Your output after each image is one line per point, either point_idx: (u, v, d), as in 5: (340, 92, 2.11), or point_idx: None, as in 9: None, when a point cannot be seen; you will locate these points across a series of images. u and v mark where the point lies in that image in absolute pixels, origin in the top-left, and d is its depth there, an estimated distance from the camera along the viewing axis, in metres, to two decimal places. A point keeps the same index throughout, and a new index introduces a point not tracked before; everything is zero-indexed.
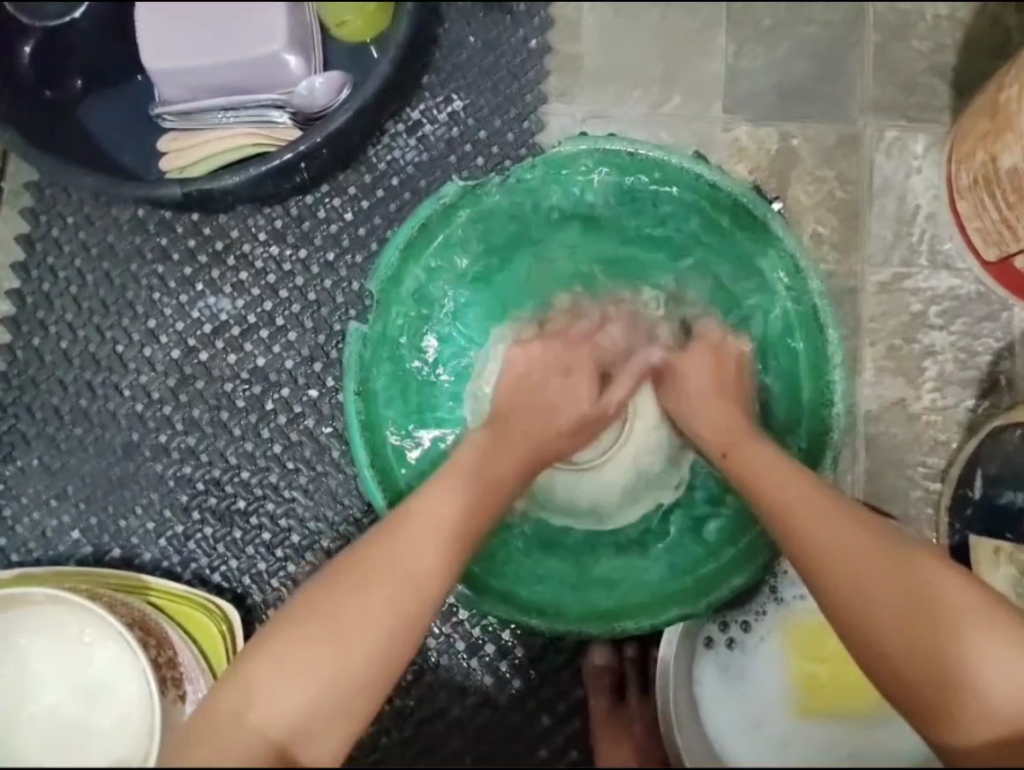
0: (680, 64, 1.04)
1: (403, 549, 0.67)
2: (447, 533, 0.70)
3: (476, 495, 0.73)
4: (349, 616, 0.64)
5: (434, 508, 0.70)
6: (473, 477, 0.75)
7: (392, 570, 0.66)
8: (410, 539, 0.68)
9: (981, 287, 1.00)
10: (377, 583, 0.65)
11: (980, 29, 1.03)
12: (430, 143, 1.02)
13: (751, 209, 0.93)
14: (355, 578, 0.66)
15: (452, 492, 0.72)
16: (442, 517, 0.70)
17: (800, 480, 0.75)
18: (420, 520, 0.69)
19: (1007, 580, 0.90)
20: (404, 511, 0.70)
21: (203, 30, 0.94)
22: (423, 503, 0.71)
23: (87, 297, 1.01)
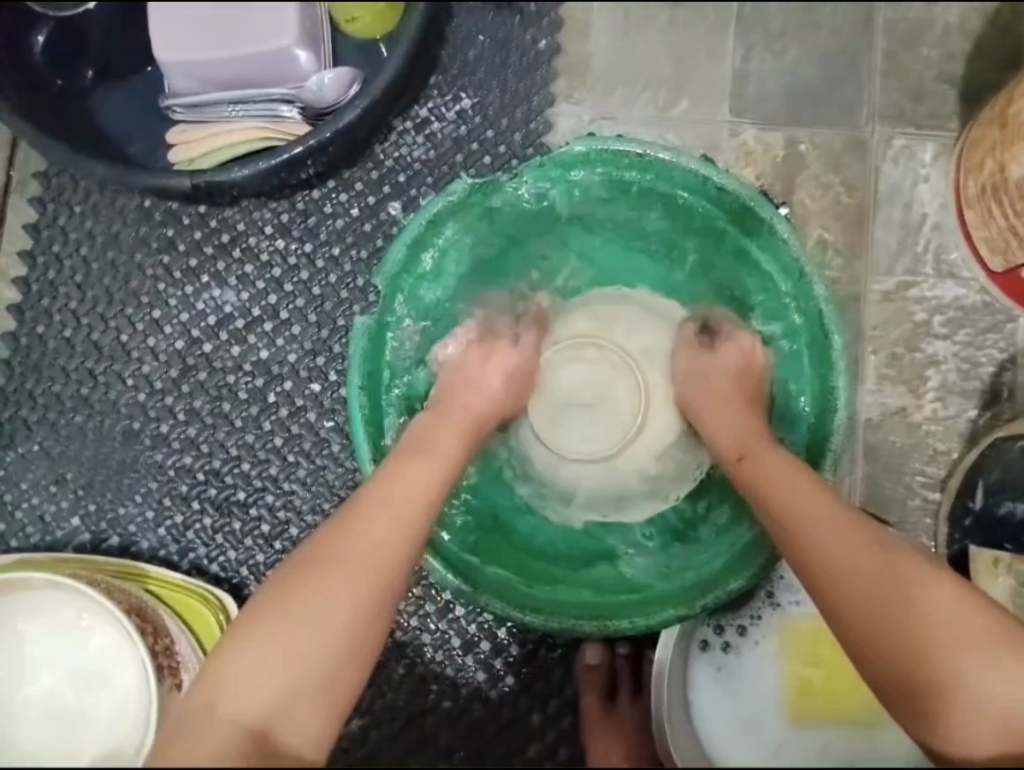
0: (689, 66, 1.04)
1: (373, 527, 0.69)
2: (414, 509, 0.71)
3: (441, 471, 0.75)
4: (327, 597, 0.65)
5: (400, 485, 0.73)
6: (437, 454, 0.77)
7: (362, 551, 0.68)
8: (377, 515, 0.70)
9: (985, 298, 1.00)
10: (352, 562, 0.67)
11: (991, 38, 1.03)
12: (437, 140, 1.02)
13: (758, 211, 0.92)
14: (329, 564, 0.67)
15: (418, 471, 0.74)
16: (407, 494, 0.72)
17: (801, 477, 0.76)
18: (383, 497, 0.71)
19: (1005, 590, 0.90)
20: (368, 490, 0.72)
21: (215, 22, 0.94)
22: (388, 480, 0.73)
23: (92, 285, 1.02)
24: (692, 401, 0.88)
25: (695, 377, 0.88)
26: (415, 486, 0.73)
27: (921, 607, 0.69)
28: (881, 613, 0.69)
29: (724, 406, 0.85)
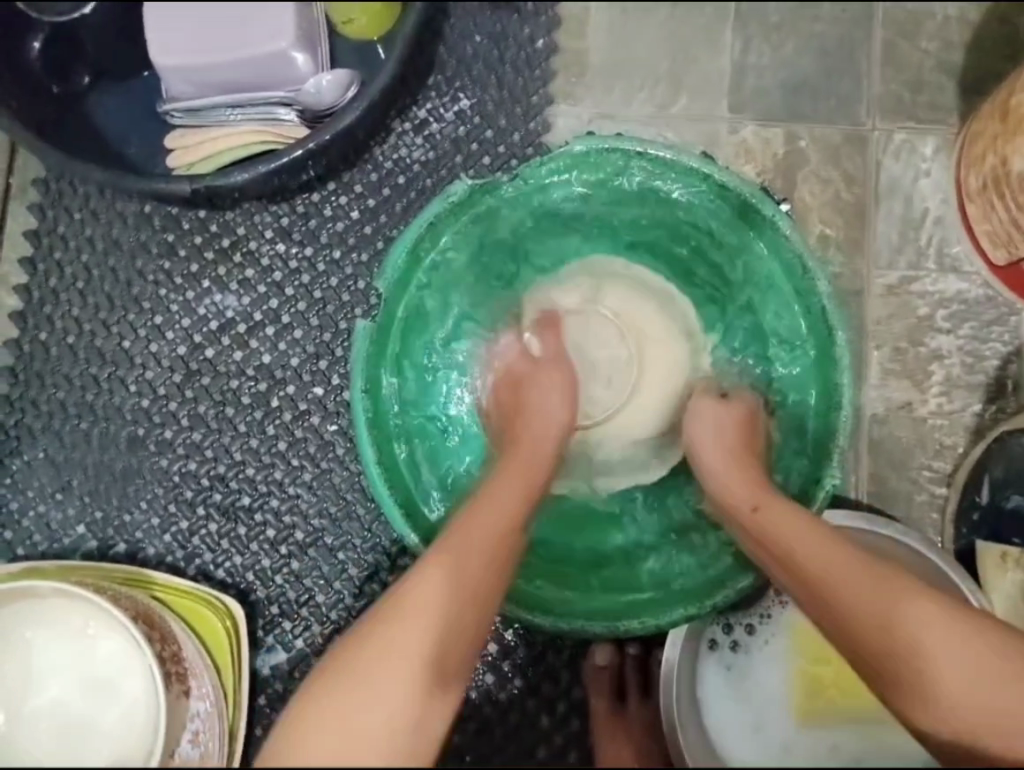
0: (688, 63, 1.03)
1: (447, 587, 0.66)
2: (483, 568, 0.69)
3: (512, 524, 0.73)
4: (405, 657, 0.62)
5: (470, 541, 0.70)
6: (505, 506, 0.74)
7: (438, 611, 0.65)
8: (450, 574, 0.67)
9: (989, 291, 0.99)
10: (430, 622, 0.64)
11: (990, 29, 1.03)
12: (436, 141, 1.02)
13: (759, 208, 0.92)
14: (403, 624, 0.64)
15: (485, 524, 0.71)
16: (479, 552, 0.69)
17: (817, 534, 0.73)
18: (454, 553, 0.68)
19: (1012, 587, 0.91)
20: (440, 548, 0.69)
21: (210, 24, 0.93)
22: (456, 535, 0.70)
23: (94, 291, 1.02)
24: (697, 441, 0.84)
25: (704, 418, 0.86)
26: (484, 541, 0.70)
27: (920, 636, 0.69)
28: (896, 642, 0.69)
29: (740, 463, 0.81)
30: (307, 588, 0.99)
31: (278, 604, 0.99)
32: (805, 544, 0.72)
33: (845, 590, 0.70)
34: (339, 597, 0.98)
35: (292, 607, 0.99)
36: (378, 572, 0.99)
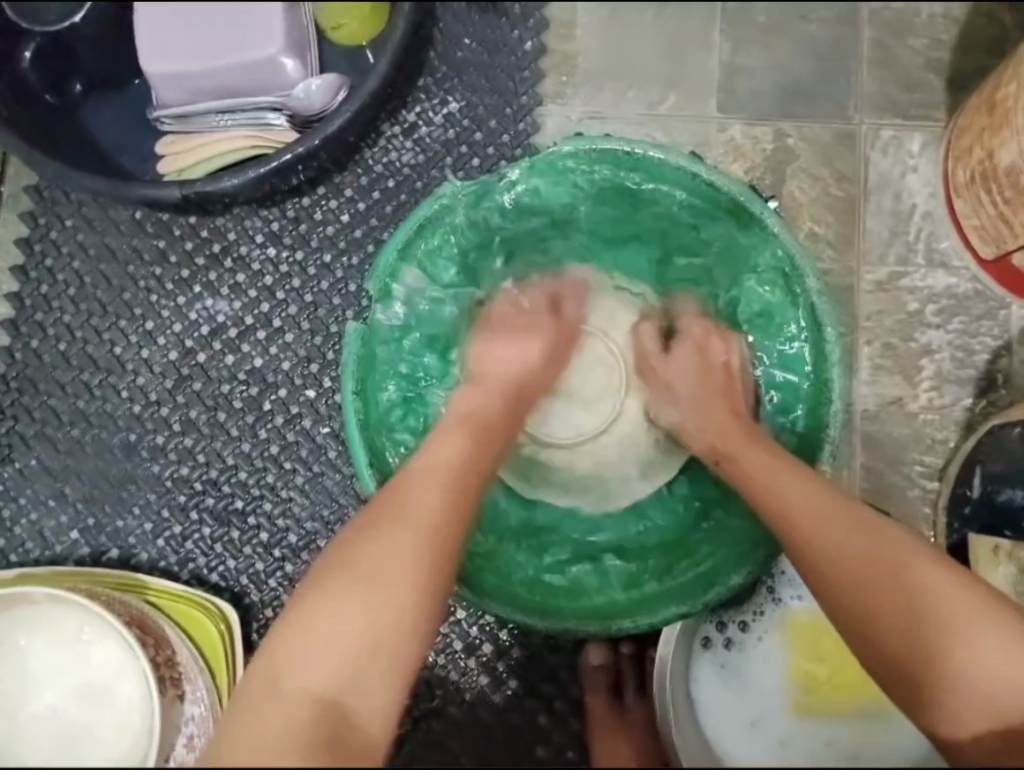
0: (677, 63, 1.04)
1: (420, 497, 0.69)
2: (453, 485, 0.71)
3: (477, 448, 0.76)
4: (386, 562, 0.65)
5: (438, 463, 0.72)
6: (473, 433, 0.77)
7: (410, 521, 0.67)
8: (422, 487, 0.70)
9: (978, 285, 1.00)
10: (405, 529, 0.67)
11: (977, 26, 1.03)
12: (426, 144, 1.02)
13: (747, 207, 0.92)
14: (385, 531, 0.66)
15: (452, 452, 0.74)
16: (442, 473, 0.72)
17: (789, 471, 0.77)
18: (426, 475, 0.71)
19: (1007, 579, 0.89)
20: (410, 472, 0.71)
21: (202, 33, 0.95)
22: (426, 460, 0.73)
23: (86, 298, 1.02)
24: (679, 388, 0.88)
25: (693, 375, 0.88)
26: (453, 463, 0.73)
27: (934, 608, 0.69)
28: (910, 615, 0.69)
29: (716, 406, 0.86)
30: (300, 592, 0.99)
31: (272, 608, 0.99)
32: (826, 522, 0.73)
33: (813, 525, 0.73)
34: None
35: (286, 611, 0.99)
36: None
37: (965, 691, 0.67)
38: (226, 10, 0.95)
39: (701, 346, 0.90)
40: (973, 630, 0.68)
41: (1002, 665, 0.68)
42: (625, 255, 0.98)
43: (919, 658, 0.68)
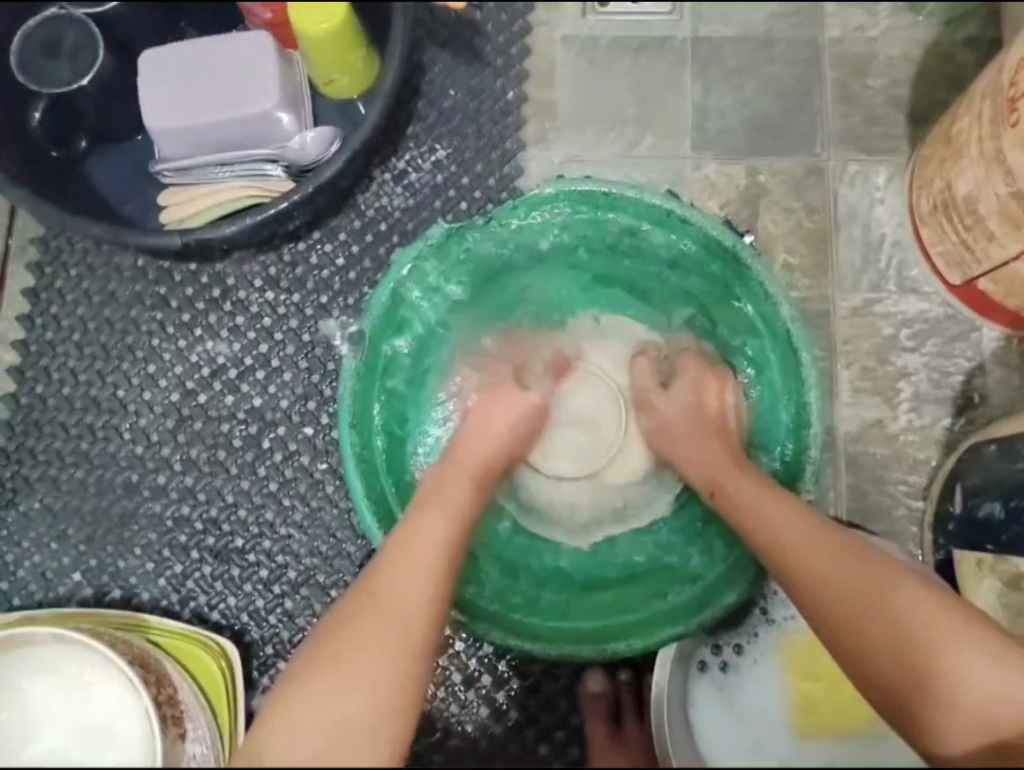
0: (651, 107, 1.10)
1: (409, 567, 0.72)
2: (434, 565, 0.73)
3: (456, 520, 0.77)
4: (372, 649, 0.67)
5: (418, 541, 0.74)
6: (453, 505, 0.78)
7: (395, 607, 0.69)
8: (415, 557, 0.73)
9: (949, 309, 1.04)
10: (388, 613, 0.69)
11: (933, 66, 1.09)
12: (416, 189, 1.07)
13: (721, 241, 0.97)
14: (370, 619, 0.69)
15: (435, 528, 0.75)
16: (426, 553, 0.73)
17: (772, 500, 0.79)
18: (408, 557, 0.73)
19: (992, 594, 0.90)
20: (396, 555, 0.73)
21: (201, 90, 0.99)
22: (408, 536, 0.75)
23: (90, 343, 1.06)
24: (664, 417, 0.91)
25: (694, 416, 0.90)
26: (434, 537, 0.74)
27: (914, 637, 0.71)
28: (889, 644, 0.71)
29: (700, 436, 0.88)
30: (300, 628, 1.01)
31: (272, 645, 1.01)
32: (811, 551, 0.75)
33: (806, 560, 0.75)
34: None
35: (286, 647, 1.00)
36: None
37: (951, 709, 0.69)
38: (223, 66, 0.99)
39: (698, 386, 0.92)
40: (950, 650, 0.71)
41: (983, 680, 0.70)
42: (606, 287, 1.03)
43: (902, 682, 0.70)
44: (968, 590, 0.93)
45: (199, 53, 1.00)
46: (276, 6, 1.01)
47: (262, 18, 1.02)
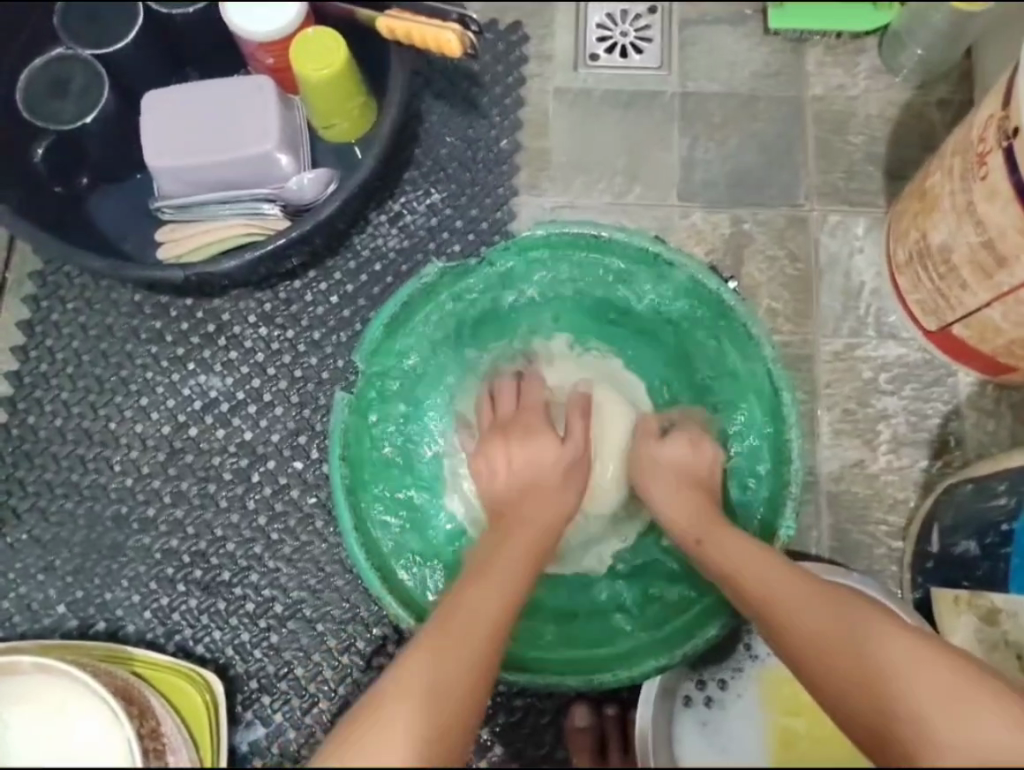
0: (639, 157, 1.13)
1: (457, 627, 0.68)
2: (485, 624, 0.70)
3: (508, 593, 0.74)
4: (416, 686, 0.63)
5: (466, 611, 0.70)
6: (506, 579, 0.76)
7: (437, 662, 0.65)
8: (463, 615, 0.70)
9: (926, 355, 1.07)
10: (440, 664, 0.65)
11: (909, 124, 1.14)
12: (411, 231, 1.10)
13: (706, 284, 1.00)
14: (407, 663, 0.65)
15: (489, 600, 0.72)
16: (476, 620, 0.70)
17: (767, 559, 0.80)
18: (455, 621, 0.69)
19: (969, 629, 0.92)
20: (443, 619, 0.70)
21: (202, 132, 1.02)
22: (455, 609, 0.71)
23: (83, 376, 1.07)
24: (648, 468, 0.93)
25: (678, 470, 0.92)
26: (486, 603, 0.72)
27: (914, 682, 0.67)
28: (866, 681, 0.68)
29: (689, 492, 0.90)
30: (286, 661, 1.01)
31: (257, 679, 1.00)
32: (803, 605, 0.75)
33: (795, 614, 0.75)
34: (319, 668, 1.00)
35: (272, 681, 1.00)
36: (355, 640, 1.01)
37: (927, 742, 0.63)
38: (224, 109, 1.02)
39: (693, 443, 0.94)
40: (922, 676, 0.67)
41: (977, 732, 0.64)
42: (589, 326, 1.05)
43: (868, 714, 0.67)
44: (947, 630, 0.94)
45: (203, 95, 1.03)
46: (278, 53, 1.04)
47: (266, 63, 1.06)
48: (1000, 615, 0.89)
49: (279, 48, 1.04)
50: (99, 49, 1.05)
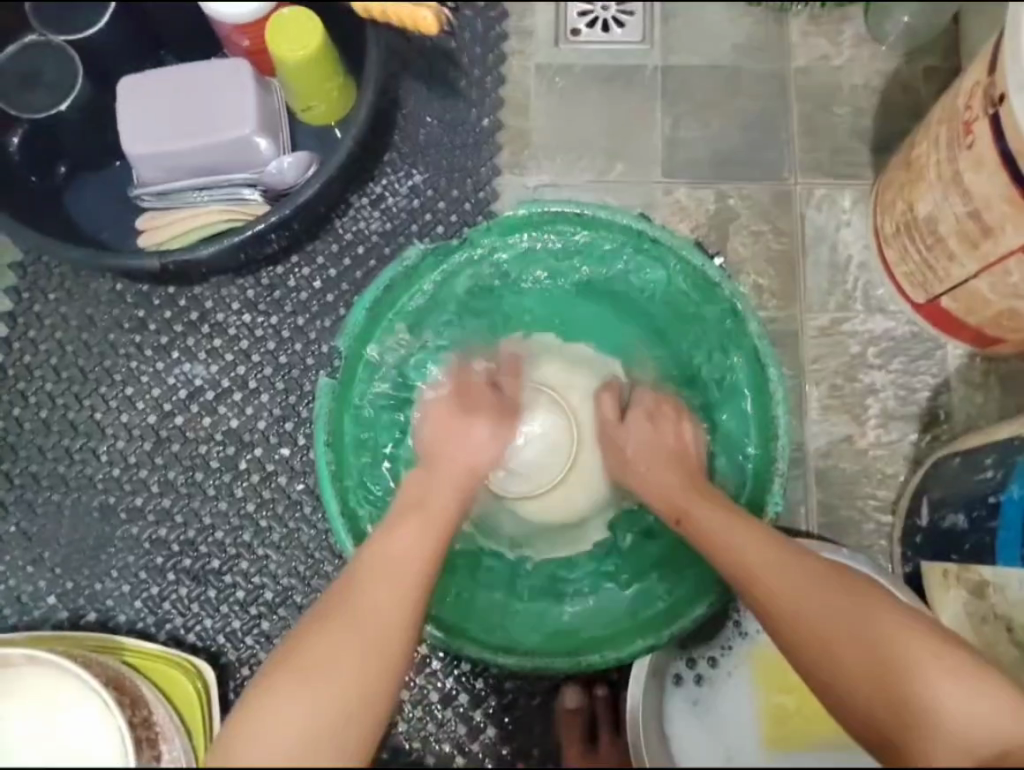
0: (622, 134, 1.12)
1: (380, 581, 0.70)
2: (410, 569, 0.71)
3: (430, 526, 0.76)
4: (342, 642, 0.65)
5: (386, 564, 0.71)
6: (424, 519, 0.77)
7: (365, 608, 0.67)
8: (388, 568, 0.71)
9: (915, 328, 1.07)
10: (355, 627, 0.66)
11: (895, 95, 1.12)
12: (392, 213, 1.09)
13: (690, 261, 0.98)
14: (340, 623, 0.66)
15: (407, 540, 0.74)
16: (404, 568, 0.71)
17: (751, 529, 0.79)
18: (382, 568, 0.71)
19: (959, 601, 0.92)
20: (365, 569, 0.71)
21: (179, 116, 1.00)
22: (377, 555, 0.72)
23: (67, 367, 1.06)
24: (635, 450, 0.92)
25: (650, 446, 0.91)
26: (407, 551, 0.73)
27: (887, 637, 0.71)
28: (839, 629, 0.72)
29: (671, 468, 0.89)
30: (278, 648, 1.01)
31: (249, 666, 1.00)
32: (788, 579, 0.75)
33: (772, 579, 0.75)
34: None
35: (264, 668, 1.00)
36: None
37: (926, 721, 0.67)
38: (201, 92, 1.01)
39: (652, 415, 0.94)
40: (921, 661, 0.70)
41: (970, 698, 0.68)
42: (569, 305, 1.04)
43: (877, 689, 0.69)
44: (938, 603, 0.94)
45: (177, 80, 1.01)
46: (253, 34, 1.03)
47: (241, 45, 1.04)
48: (988, 588, 0.88)
49: (254, 29, 1.02)
50: (73, 36, 1.03)
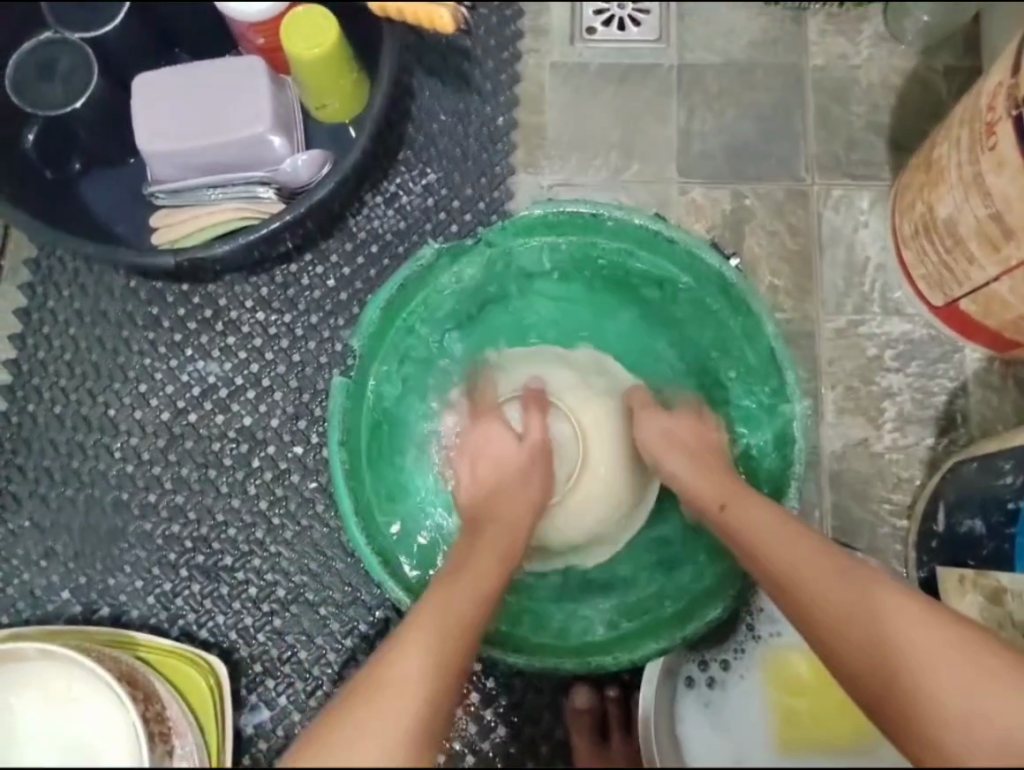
0: (636, 133, 1.11)
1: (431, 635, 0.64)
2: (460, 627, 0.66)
3: (487, 582, 0.72)
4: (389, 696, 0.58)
5: (439, 616, 0.66)
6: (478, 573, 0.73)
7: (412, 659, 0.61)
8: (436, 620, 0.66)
9: (932, 330, 1.06)
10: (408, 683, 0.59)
11: (913, 93, 1.11)
12: (406, 212, 1.09)
13: (705, 261, 0.97)
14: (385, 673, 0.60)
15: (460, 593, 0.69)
16: (453, 616, 0.66)
17: (785, 526, 0.76)
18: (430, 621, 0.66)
19: (975, 609, 0.91)
20: (424, 612, 0.67)
21: (195, 112, 1.00)
22: (432, 605, 0.68)
23: (81, 363, 1.07)
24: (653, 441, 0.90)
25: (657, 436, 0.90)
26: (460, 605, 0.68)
27: (920, 638, 0.66)
28: (872, 634, 0.68)
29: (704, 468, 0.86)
30: (290, 645, 1.01)
31: (261, 662, 1.01)
32: (826, 576, 0.71)
33: (808, 581, 0.72)
34: (322, 651, 1.00)
35: (275, 664, 1.00)
36: (357, 623, 1.01)
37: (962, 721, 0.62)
38: (217, 89, 1.01)
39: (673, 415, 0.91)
40: (955, 660, 0.65)
41: (1009, 703, 0.63)
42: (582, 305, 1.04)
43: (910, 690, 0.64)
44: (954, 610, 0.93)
45: (193, 76, 1.01)
46: (269, 32, 1.03)
47: (256, 43, 1.04)
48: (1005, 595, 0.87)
49: (269, 28, 1.02)
50: (87, 33, 1.04)
